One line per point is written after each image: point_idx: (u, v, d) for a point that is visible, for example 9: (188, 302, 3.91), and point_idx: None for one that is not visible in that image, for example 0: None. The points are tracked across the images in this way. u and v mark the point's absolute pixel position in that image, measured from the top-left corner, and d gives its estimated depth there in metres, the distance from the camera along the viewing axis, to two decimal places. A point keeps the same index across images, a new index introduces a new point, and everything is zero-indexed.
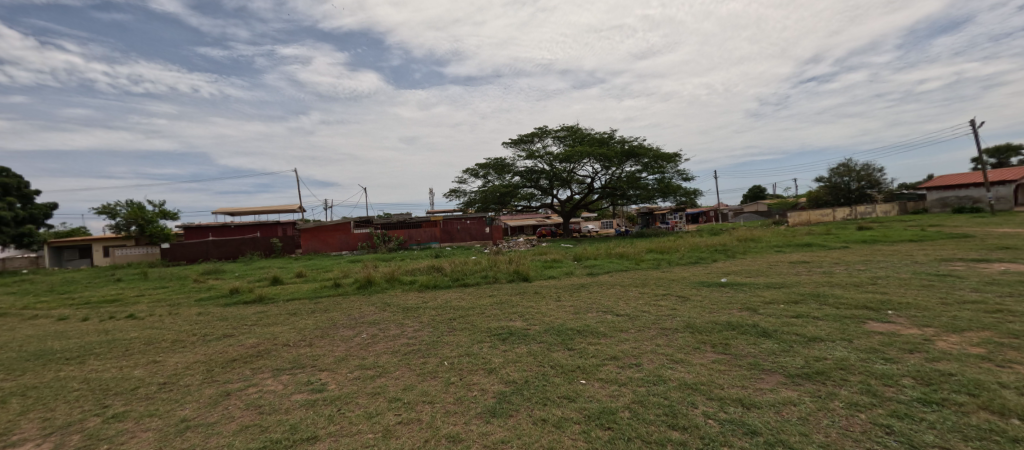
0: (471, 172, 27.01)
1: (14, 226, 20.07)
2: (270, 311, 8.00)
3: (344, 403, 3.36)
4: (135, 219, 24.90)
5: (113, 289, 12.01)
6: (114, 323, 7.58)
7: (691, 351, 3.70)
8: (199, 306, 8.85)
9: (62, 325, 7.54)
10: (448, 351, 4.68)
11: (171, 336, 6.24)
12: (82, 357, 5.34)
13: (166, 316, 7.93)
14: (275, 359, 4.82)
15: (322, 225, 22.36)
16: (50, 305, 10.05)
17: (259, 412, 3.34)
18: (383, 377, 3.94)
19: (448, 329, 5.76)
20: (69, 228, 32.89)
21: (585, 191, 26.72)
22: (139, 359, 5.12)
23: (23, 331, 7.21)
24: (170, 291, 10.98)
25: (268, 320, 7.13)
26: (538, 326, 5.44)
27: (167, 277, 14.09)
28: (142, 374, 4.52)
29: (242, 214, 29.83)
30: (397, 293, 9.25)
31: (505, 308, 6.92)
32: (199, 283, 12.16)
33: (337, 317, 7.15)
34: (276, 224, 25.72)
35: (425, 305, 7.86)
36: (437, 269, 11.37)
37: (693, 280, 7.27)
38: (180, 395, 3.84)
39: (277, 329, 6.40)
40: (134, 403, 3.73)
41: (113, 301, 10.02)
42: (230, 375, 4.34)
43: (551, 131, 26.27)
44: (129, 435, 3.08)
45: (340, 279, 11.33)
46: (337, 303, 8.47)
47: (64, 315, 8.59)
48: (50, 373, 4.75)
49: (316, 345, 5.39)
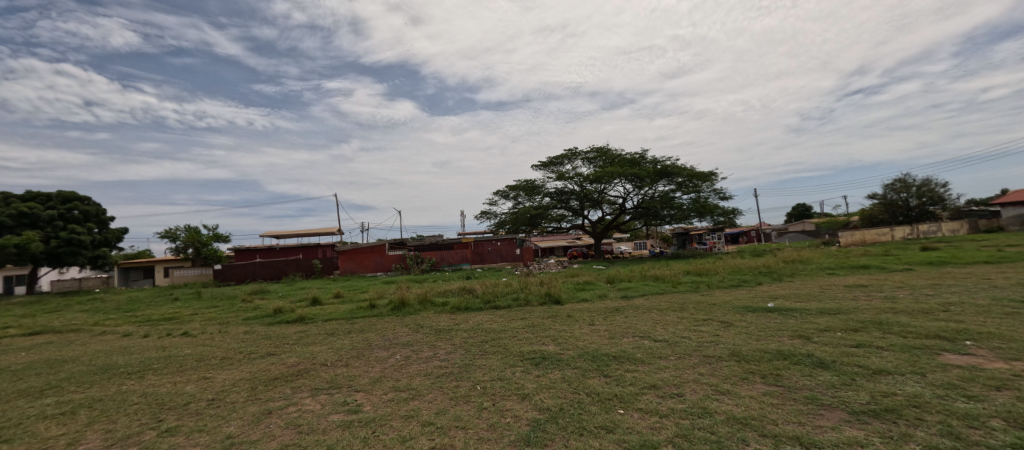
0: (501, 193, 27.30)
1: (91, 249, 22.02)
2: (310, 330, 8.27)
3: (379, 425, 3.36)
4: (193, 242, 26.77)
5: (171, 308, 12.82)
6: (170, 339, 8.06)
7: (738, 381, 3.47)
8: (246, 325, 9.26)
9: (127, 341, 8.10)
10: (481, 374, 4.63)
11: (220, 354, 6.54)
12: (142, 372, 5.68)
13: (216, 334, 8.35)
14: (313, 379, 4.93)
15: (359, 247, 23.14)
16: (118, 321, 10.85)
17: (299, 431, 3.39)
18: (416, 400, 3.93)
19: (480, 352, 5.72)
20: (135, 253, 35.89)
21: (618, 212, 26.26)
22: (191, 375, 5.38)
23: (92, 347, 7.78)
24: (221, 311, 11.56)
25: (308, 339, 7.36)
26: (572, 351, 5.29)
27: (218, 297, 14.93)
28: (193, 390, 4.75)
29: (286, 237, 31.44)
30: (429, 315, 9.29)
31: (538, 332, 6.77)
32: (246, 303, 12.79)
33: (373, 338, 7.25)
34: (317, 246, 26.93)
35: (457, 327, 7.82)
36: (468, 291, 11.40)
37: (736, 305, 6.85)
38: (226, 412, 3.98)
39: (317, 349, 6.57)
40: (185, 418, 3.89)
41: (171, 318, 10.68)
42: (273, 394, 4.45)
43: (581, 153, 26.23)
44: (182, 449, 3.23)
45: (376, 300, 11.56)
46: (372, 324, 8.62)
47: (129, 331, 9.23)
48: (114, 387, 5.05)
49: (352, 365, 5.50)
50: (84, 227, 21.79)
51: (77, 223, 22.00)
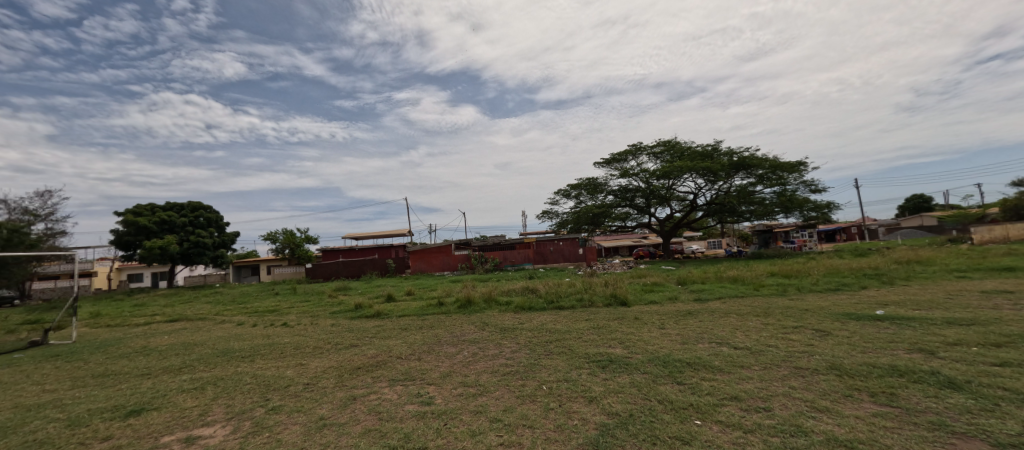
0: (563, 193, 27.02)
1: (212, 250, 25.61)
2: (385, 325, 8.82)
3: (450, 418, 3.45)
4: (288, 244, 29.88)
5: (273, 301, 14.48)
6: (273, 328, 9.08)
7: (840, 399, 3.05)
8: (332, 318, 10.13)
9: (239, 329, 9.28)
10: (546, 374, 4.58)
11: (312, 343, 7.20)
12: (252, 356, 6.44)
13: (308, 325, 9.24)
14: (390, 370, 5.22)
15: (427, 248, 24.25)
16: (232, 312, 12.49)
17: (379, 417, 3.60)
18: (485, 396, 3.98)
19: (545, 352, 5.67)
20: (243, 252, 41.06)
21: (688, 208, 24.78)
22: (290, 361, 5.98)
23: (213, 333, 9.03)
24: (312, 305, 12.78)
25: (385, 333, 7.84)
26: (641, 355, 5.04)
27: (309, 292, 16.55)
28: (291, 374, 5.26)
29: (364, 238, 33.96)
30: (494, 314, 9.42)
31: (604, 334, 6.56)
32: (332, 298, 14.03)
33: (442, 334, 7.52)
34: (390, 247, 28.72)
35: (521, 326, 7.84)
36: (532, 290, 11.40)
37: (834, 311, 6.08)
38: (318, 395, 4.36)
39: (392, 342, 6.97)
40: (286, 398, 4.34)
41: (272, 310, 12.05)
42: (357, 382, 4.78)
43: (646, 148, 25.14)
44: (283, 426, 3.61)
45: (444, 298, 12.01)
46: (441, 321, 8.97)
47: (240, 321, 10.57)
48: (231, 368, 5.79)
49: (424, 359, 5.73)
50: (207, 232, 25.41)
51: (203, 228, 25.75)
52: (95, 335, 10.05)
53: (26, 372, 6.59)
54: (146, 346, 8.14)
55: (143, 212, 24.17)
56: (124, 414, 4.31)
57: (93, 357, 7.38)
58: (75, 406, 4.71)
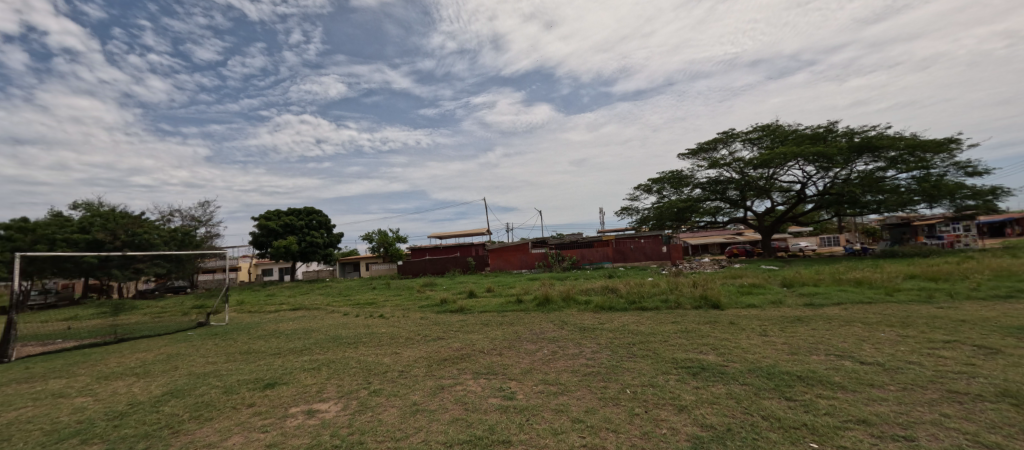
0: (644, 188, 25.71)
1: (324, 249, 29.11)
2: (468, 320, 9.19)
3: (532, 414, 3.44)
4: (382, 243, 32.74)
5: (371, 294, 15.99)
6: (371, 319, 10.00)
7: (1017, 435, 2.41)
8: (421, 311, 10.86)
9: (344, 318, 10.39)
10: (630, 378, 4.35)
11: (404, 333, 7.75)
12: (355, 343, 7.14)
13: (401, 317, 10.01)
14: (474, 363, 5.40)
15: (505, 246, 24.78)
16: (338, 303, 14.04)
17: (465, 408, 3.77)
18: (566, 395, 3.89)
19: (628, 354, 5.40)
20: (345, 250, 45.90)
21: (794, 201, 22.10)
22: (386, 349, 6.51)
23: (325, 321, 10.25)
24: (403, 298, 13.85)
25: (468, 327, 8.16)
26: (740, 364, 4.55)
27: (401, 287, 17.94)
28: (387, 361, 5.71)
29: (447, 238, 35.84)
30: (573, 313, 9.29)
31: (694, 338, 6.07)
32: (420, 293, 15.05)
33: (522, 331, 7.59)
34: (471, 245, 29.95)
35: (602, 326, 7.60)
36: (612, 290, 11.01)
37: (1002, 324, 4.91)
38: (409, 383, 4.67)
39: (475, 336, 7.21)
40: (385, 383, 4.73)
41: (371, 302, 13.30)
42: (443, 372, 5.03)
43: (740, 134, 22.86)
44: (383, 409, 4.01)
45: (523, 295, 12.18)
46: (520, 318, 9.07)
47: (345, 311, 11.84)
48: (339, 353, 6.49)
49: (505, 355, 5.83)
50: (320, 233, 28.95)
51: (318, 229, 29.40)
52: (240, 319, 12.07)
53: (194, 346, 8.13)
54: (276, 330, 9.47)
55: (272, 217, 28.40)
56: (261, 386, 5.07)
57: (239, 337, 8.78)
58: (228, 376, 5.63)
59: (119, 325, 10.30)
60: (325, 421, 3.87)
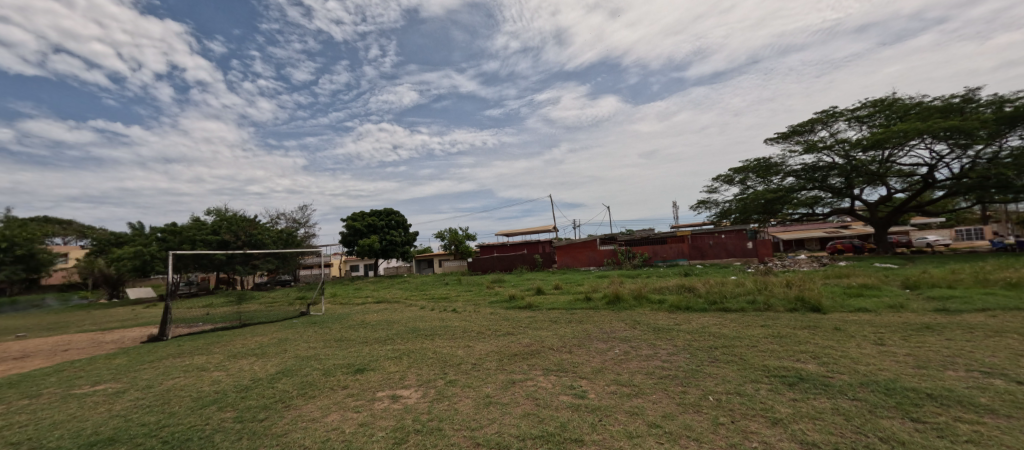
0: (725, 178, 23.81)
1: (401, 247, 31.14)
2: (537, 316, 9.24)
3: (605, 415, 3.39)
4: (454, 241, 34.15)
5: (444, 289, 16.79)
6: (445, 313, 10.50)
7: None
8: (491, 307, 11.15)
9: (421, 311, 11.04)
10: (713, 384, 4.06)
11: (476, 328, 8.02)
12: (432, 335, 7.55)
13: (472, 312, 10.38)
14: (544, 360, 5.44)
15: (573, 242, 24.48)
16: (415, 297, 14.95)
17: (536, 403, 3.85)
18: (640, 398, 3.76)
19: (710, 359, 5.05)
20: (420, 248, 48.71)
21: (917, 186, 19.07)
22: (460, 342, 6.80)
23: (404, 313, 10.98)
24: (474, 294, 14.35)
25: (536, 324, 8.20)
26: (847, 376, 4.03)
27: (471, 283, 18.57)
28: (461, 355, 5.97)
29: (515, 235, 36.36)
30: (646, 312, 8.92)
31: (787, 344, 5.51)
32: (489, 289, 15.47)
33: (592, 329, 7.45)
34: (538, 242, 30.08)
35: (679, 327, 7.20)
36: (689, 289, 10.37)
37: None
38: (483, 376, 4.85)
39: (544, 333, 7.23)
40: (459, 375, 4.97)
41: (444, 297, 13.97)
42: (514, 367, 5.14)
43: (844, 112, 20.21)
44: (458, 399, 4.24)
45: (592, 293, 11.96)
46: (590, 316, 8.91)
47: (422, 304, 12.57)
48: (418, 344, 6.92)
49: (575, 353, 5.77)
50: (399, 232, 31.03)
51: (396, 228, 31.52)
52: (333, 310, 13.41)
53: (298, 332, 9.22)
54: (362, 320, 10.33)
55: (357, 217, 31.01)
56: (353, 371, 5.57)
57: (333, 326, 9.75)
58: (326, 360, 6.28)
59: (244, 314, 11.86)
60: (407, 406, 4.17)
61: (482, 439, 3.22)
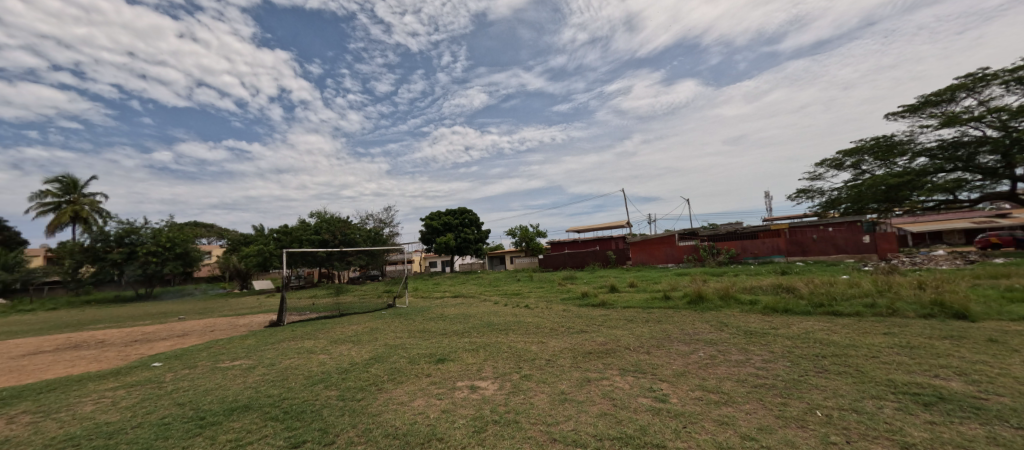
0: (832, 163, 21.00)
1: (475, 244, 32.24)
2: (612, 315, 8.97)
3: (689, 421, 3.26)
4: (525, 238, 34.53)
5: (517, 285, 17.03)
6: (518, 308, 10.66)
7: None
8: (563, 304, 11.09)
9: (495, 307, 11.33)
10: (818, 396, 3.65)
11: (549, 324, 8.03)
12: (506, 330, 7.72)
13: (545, 308, 10.40)
14: (620, 359, 5.33)
15: (649, 238, 23.34)
16: (489, 293, 15.37)
17: (613, 403, 3.84)
18: (730, 407, 3.52)
19: (813, 368, 4.53)
20: (492, 244, 49.85)
21: None
22: (534, 338, 6.88)
23: (479, 308, 11.37)
24: (546, 291, 14.35)
25: (611, 323, 7.98)
26: (1002, 399, 3.35)
27: (543, 280, 18.61)
28: (536, 350, 6.07)
29: (587, 232, 35.68)
30: (734, 314, 8.21)
31: (914, 355, 4.73)
32: (561, 286, 15.36)
33: (672, 330, 7.07)
34: (612, 238, 29.23)
35: (774, 331, 6.53)
36: (787, 290, 9.33)
37: None
38: (558, 373, 4.93)
39: (620, 332, 7.02)
40: (534, 369, 5.12)
41: (517, 293, 14.19)
42: (589, 365, 5.12)
43: (997, 76, 16.71)
44: (534, 393, 4.31)
45: (671, 291, 11.31)
46: (669, 316, 8.43)
47: (496, 300, 12.87)
48: (493, 337, 7.14)
49: (654, 354, 5.53)
50: (472, 230, 32.16)
51: (470, 226, 32.69)
52: (415, 303, 14.35)
53: (386, 322, 10.02)
54: (442, 313, 10.91)
55: (435, 217, 32.77)
56: (436, 360, 5.91)
57: (416, 318, 10.44)
58: (412, 349, 6.76)
59: (343, 305, 13.17)
60: (486, 396, 4.33)
61: (558, 435, 3.26)
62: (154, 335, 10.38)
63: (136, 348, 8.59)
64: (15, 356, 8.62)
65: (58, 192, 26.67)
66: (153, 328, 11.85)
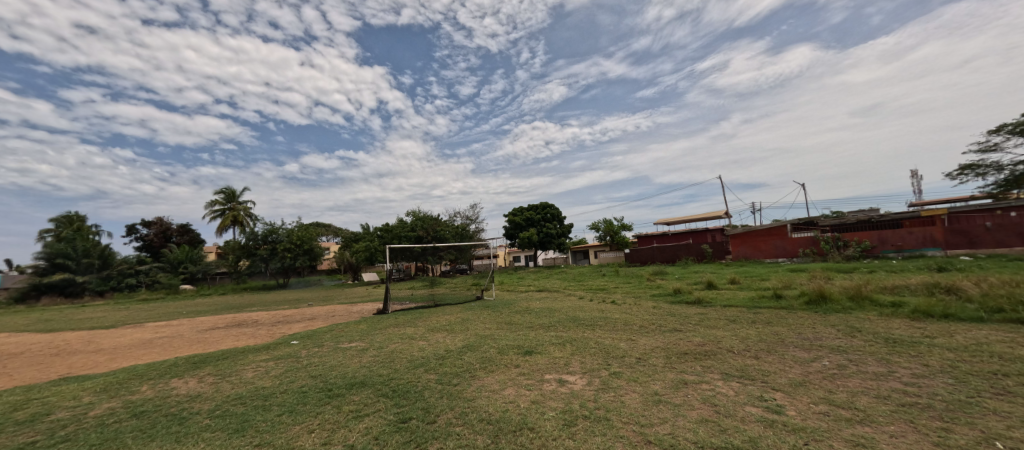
0: (1014, 129, 16.60)
1: (557, 239, 31.97)
2: (710, 314, 8.08)
3: (814, 440, 2.76)
4: (610, 231, 33.28)
5: (602, 281, 16.40)
6: (603, 304, 10.19)
7: None
8: (653, 301, 10.34)
9: (580, 302, 10.99)
10: (1001, 423, 2.84)
11: (638, 322, 7.50)
12: (593, 325, 7.40)
13: (633, 305, 9.78)
14: (722, 363, 4.75)
15: (753, 230, 20.85)
16: (573, 288, 15.01)
17: (716, 410, 3.43)
18: (869, 427, 2.90)
19: (991, 387, 3.55)
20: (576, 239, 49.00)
21: None
22: (622, 335, 6.49)
23: (564, 302, 11.12)
24: (634, 286, 13.54)
25: (710, 322, 7.19)
26: None
27: (631, 275, 17.65)
28: (625, 347, 5.71)
29: (678, 224, 33.20)
30: (870, 318, 6.84)
31: None
32: (651, 282, 14.40)
33: (786, 333, 6.13)
34: (707, 231, 26.86)
35: (927, 340, 5.29)
36: (947, 291, 7.52)
37: None
38: (651, 372, 4.57)
39: (720, 333, 6.28)
40: (624, 367, 4.79)
41: (602, 288, 13.63)
42: (686, 367, 4.66)
43: None
44: (625, 391, 4.03)
45: (783, 289, 9.87)
46: (782, 317, 7.33)
47: (582, 295, 12.47)
48: (580, 332, 6.89)
49: (764, 359, 4.83)
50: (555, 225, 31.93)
51: (553, 220, 32.49)
52: (502, 296, 14.64)
53: (476, 314, 10.30)
54: (527, 307, 10.91)
55: (517, 212, 33.20)
56: (523, 352, 5.87)
57: (502, 310, 10.57)
58: (500, 340, 6.81)
59: (438, 296, 14.01)
60: (574, 391, 4.15)
61: (654, 438, 2.99)
62: (292, 317, 12.11)
63: (280, 328, 10.07)
64: (199, 330, 10.71)
65: (223, 201, 32.53)
66: (290, 312, 13.80)
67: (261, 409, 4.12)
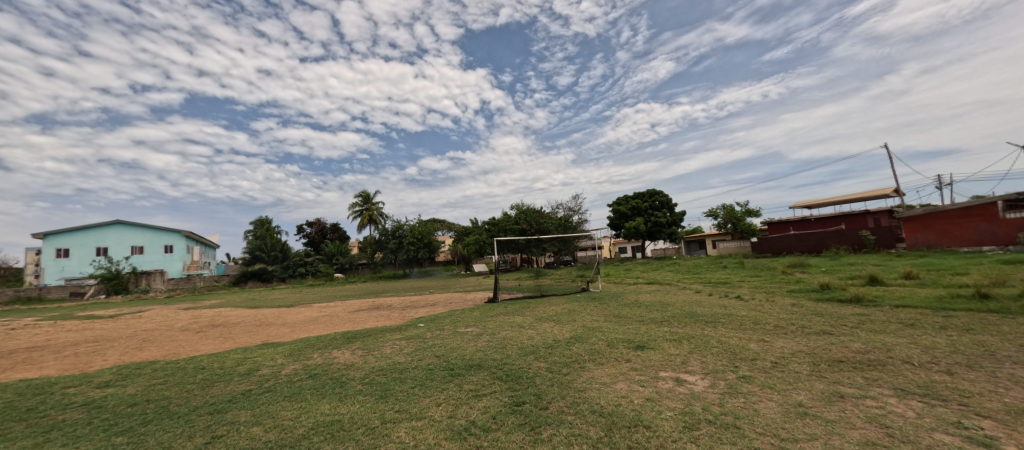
0: None
1: (669, 228, 29.42)
2: (874, 316, 6.30)
3: None
4: (732, 218, 29.47)
5: (724, 273, 14.42)
6: (727, 300, 8.79)
7: None
8: (792, 297, 8.59)
9: (698, 297, 9.70)
10: None
11: (772, 321, 6.19)
12: (714, 323, 6.31)
13: (764, 301, 8.23)
14: (896, 376, 3.51)
15: (944, 211, 16.28)
16: (689, 280, 13.48)
17: (889, 433, 2.46)
18: None
19: None
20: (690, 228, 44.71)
21: None
22: (752, 335, 5.38)
23: (678, 297, 9.95)
24: (765, 280, 11.54)
25: (875, 326, 5.55)
26: None
27: (759, 267, 15.20)
28: (756, 349, 4.67)
29: (822, 207, 27.86)
30: None
31: None
32: (787, 275, 12.15)
33: (1002, 344, 4.36)
34: (867, 214, 22.03)
35: None
36: None
37: None
38: (791, 379, 3.57)
39: (890, 339, 4.77)
40: (756, 371, 3.85)
41: (724, 282, 11.93)
42: (841, 377, 3.56)
43: None
44: (758, 398, 3.16)
45: (993, 287, 7.29)
46: (995, 324, 5.30)
47: (699, 289, 11.06)
48: (699, 329, 5.91)
49: (962, 376, 3.44)
50: (665, 213, 29.44)
51: (663, 209, 30.03)
52: (610, 288, 13.85)
53: (585, 305, 9.79)
54: (637, 300, 10.00)
55: (623, 201, 31.50)
56: (633, 346, 5.20)
57: (610, 303, 9.87)
58: (609, 333, 6.21)
59: (543, 287, 13.86)
60: (695, 392, 3.42)
61: None
62: (418, 303, 13.13)
63: (410, 312, 10.92)
64: (350, 311, 12.25)
65: (361, 204, 37.38)
66: (416, 298, 15.03)
67: (400, 381, 4.25)
